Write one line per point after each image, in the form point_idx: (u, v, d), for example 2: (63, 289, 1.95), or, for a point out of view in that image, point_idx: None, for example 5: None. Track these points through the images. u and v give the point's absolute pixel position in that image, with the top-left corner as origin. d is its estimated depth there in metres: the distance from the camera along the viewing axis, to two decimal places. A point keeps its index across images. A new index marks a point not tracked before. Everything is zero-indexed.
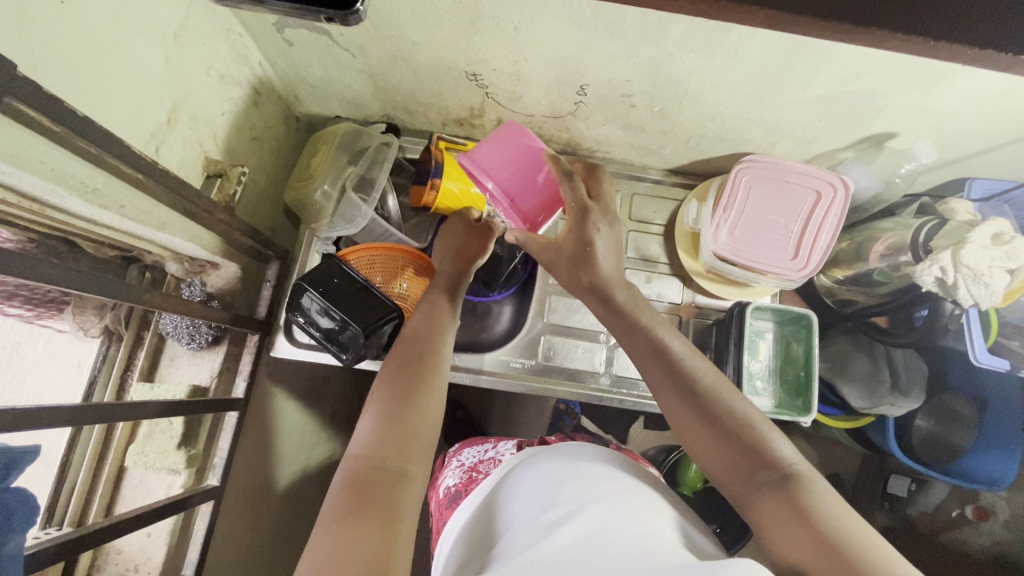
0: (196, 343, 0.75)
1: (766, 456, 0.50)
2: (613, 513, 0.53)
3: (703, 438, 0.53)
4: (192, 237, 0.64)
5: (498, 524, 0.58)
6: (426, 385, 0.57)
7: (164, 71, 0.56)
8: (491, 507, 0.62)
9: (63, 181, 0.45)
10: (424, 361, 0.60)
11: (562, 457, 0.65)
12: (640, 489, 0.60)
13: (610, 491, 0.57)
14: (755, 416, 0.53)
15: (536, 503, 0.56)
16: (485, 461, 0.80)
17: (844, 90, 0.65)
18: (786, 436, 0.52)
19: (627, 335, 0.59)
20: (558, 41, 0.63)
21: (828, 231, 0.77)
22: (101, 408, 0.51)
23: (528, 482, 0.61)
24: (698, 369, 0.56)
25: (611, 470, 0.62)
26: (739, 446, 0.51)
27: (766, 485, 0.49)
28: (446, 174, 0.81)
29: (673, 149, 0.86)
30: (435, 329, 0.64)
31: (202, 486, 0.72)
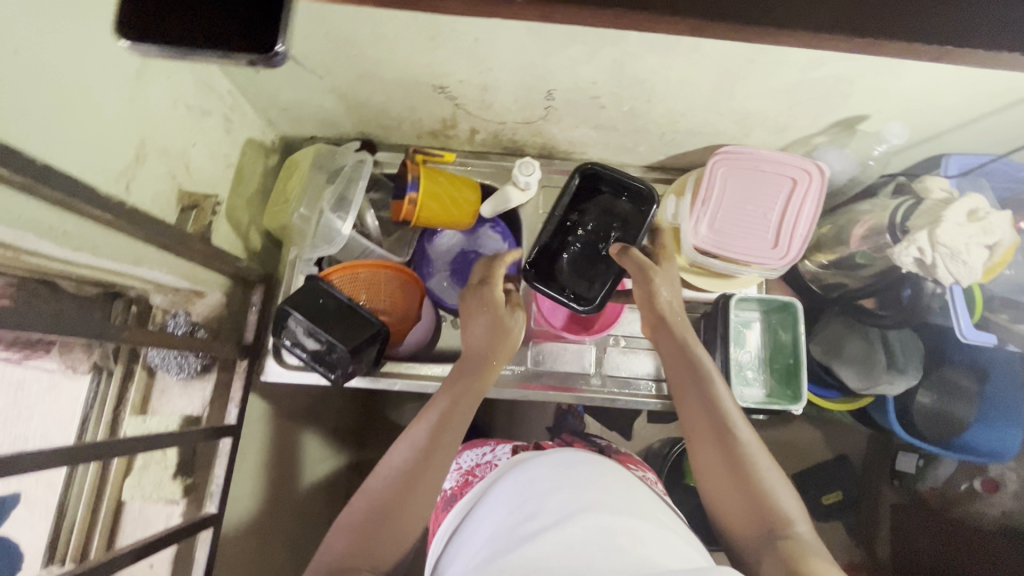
0: (185, 372, 0.77)
1: (771, 507, 0.56)
2: (595, 519, 0.54)
3: (724, 484, 0.60)
4: (171, 270, 0.64)
5: (483, 534, 0.59)
6: (416, 485, 0.57)
7: (129, 110, 0.56)
8: (479, 520, 0.63)
9: (31, 228, 0.46)
10: (432, 457, 0.59)
11: (553, 465, 0.66)
12: (626, 497, 0.60)
13: (595, 498, 0.58)
14: (771, 478, 0.59)
15: (521, 512, 0.58)
16: (481, 465, 0.79)
17: (809, 78, 0.65)
18: (799, 500, 0.58)
19: (680, 379, 0.69)
20: (519, 49, 0.63)
21: (805, 218, 0.77)
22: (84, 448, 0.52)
23: (517, 490, 0.63)
24: (738, 425, 0.63)
25: (602, 479, 0.63)
26: (750, 498, 0.58)
27: (763, 540, 0.55)
28: (423, 187, 0.81)
29: (649, 146, 0.86)
30: (451, 407, 0.63)
31: (199, 515, 0.73)
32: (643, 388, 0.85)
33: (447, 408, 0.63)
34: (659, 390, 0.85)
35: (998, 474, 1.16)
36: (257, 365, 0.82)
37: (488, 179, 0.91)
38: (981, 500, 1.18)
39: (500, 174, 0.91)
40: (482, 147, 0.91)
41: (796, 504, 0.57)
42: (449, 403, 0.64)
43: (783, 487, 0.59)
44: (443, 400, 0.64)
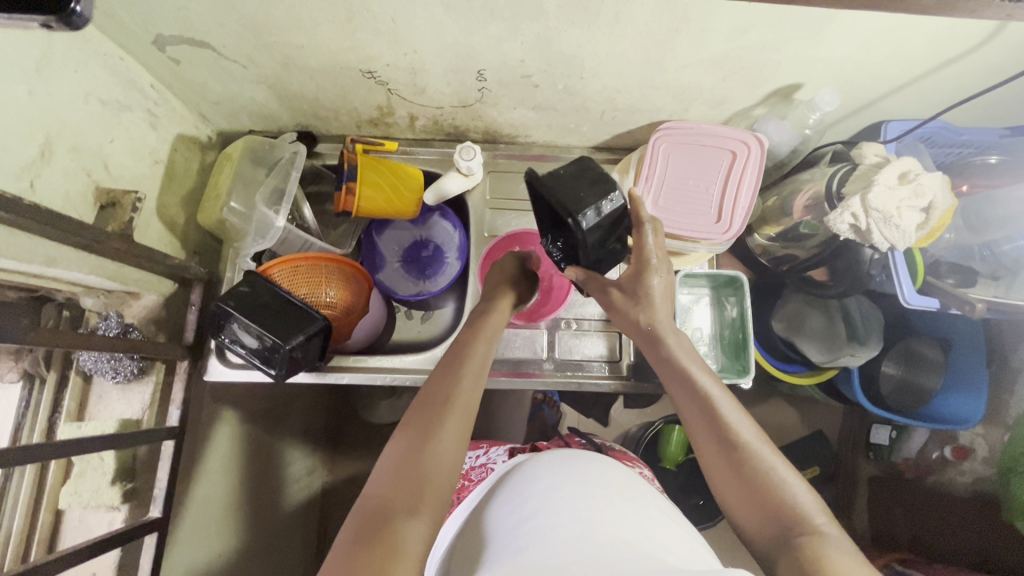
0: (121, 377, 0.73)
1: (787, 509, 0.55)
2: (603, 515, 0.53)
3: (732, 484, 0.58)
4: (93, 270, 0.62)
5: (483, 532, 0.58)
6: (440, 432, 0.56)
7: (30, 105, 0.54)
8: (478, 519, 0.61)
9: None
10: (453, 405, 0.59)
11: (554, 461, 0.65)
12: (627, 490, 0.60)
13: (600, 494, 0.57)
14: (782, 474, 0.57)
15: (521, 509, 0.56)
16: (476, 468, 0.80)
17: (735, 47, 0.64)
18: (814, 494, 0.56)
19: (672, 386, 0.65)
20: (440, 28, 0.62)
21: (747, 190, 0.76)
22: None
23: (514, 490, 0.61)
24: (738, 426, 0.60)
25: (603, 474, 0.62)
26: (764, 501, 0.56)
27: (781, 540, 0.53)
28: (360, 176, 0.80)
29: (591, 126, 0.84)
30: (458, 378, 0.61)
31: (142, 519, 0.71)
32: (595, 370, 0.85)
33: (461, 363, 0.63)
34: (614, 370, 0.85)
35: (969, 440, 1.14)
36: (200, 365, 0.80)
37: (433, 167, 0.90)
38: (951, 468, 1.15)
39: (445, 161, 0.90)
40: (425, 134, 0.89)
41: (811, 496, 0.56)
42: (463, 358, 0.64)
43: (795, 479, 0.57)
44: (453, 358, 0.64)
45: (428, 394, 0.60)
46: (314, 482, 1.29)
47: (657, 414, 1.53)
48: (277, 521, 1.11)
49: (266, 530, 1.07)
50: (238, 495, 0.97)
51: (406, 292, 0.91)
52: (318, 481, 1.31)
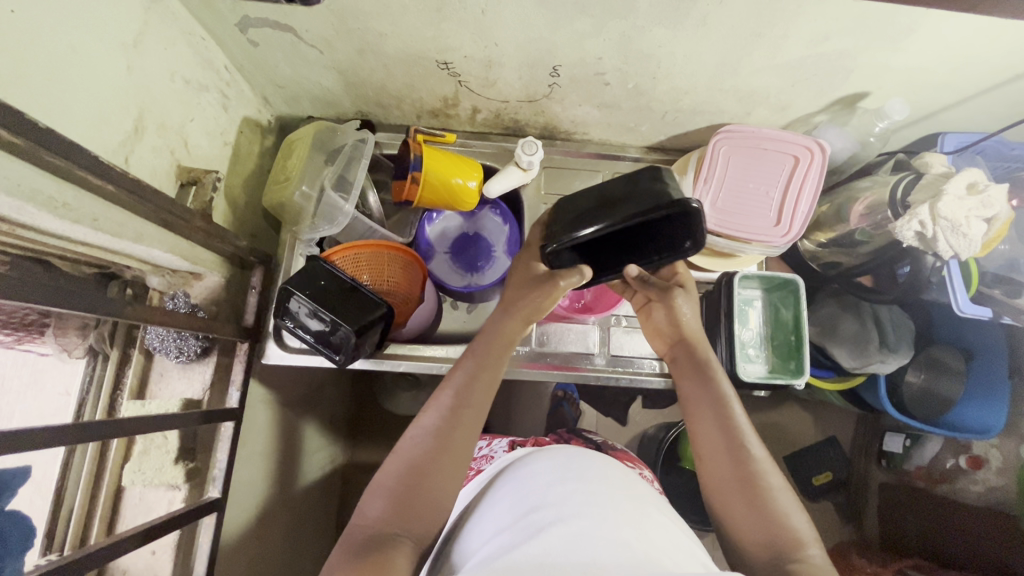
0: (184, 356, 0.73)
1: (785, 529, 0.56)
2: (602, 512, 0.52)
3: (735, 503, 0.59)
4: (170, 249, 0.62)
5: (483, 531, 0.57)
6: (434, 469, 0.57)
7: (127, 80, 0.54)
8: (482, 514, 0.60)
9: (32, 198, 0.44)
10: (450, 439, 0.59)
11: (558, 457, 0.64)
12: (629, 489, 0.59)
13: (602, 492, 0.56)
14: (784, 499, 0.59)
15: (524, 505, 0.56)
16: (479, 459, 0.80)
17: (814, 53, 0.65)
18: (811, 522, 0.57)
19: (694, 400, 0.68)
20: (527, 22, 0.63)
21: (807, 195, 0.78)
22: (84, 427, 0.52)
23: (516, 485, 0.61)
24: (753, 447, 0.62)
25: (604, 474, 0.61)
26: (765, 518, 0.57)
27: (774, 563, 0.54)
28: (426, 165, 0.80)
29: (650, 126, 0.86)
30: (463, 406, 0.61)
31: (203, 499, 0.71)
32: (647, 367, 0.86)
33: (459, 394, 0.62)
34: (663, 368, 0.85)
35: (983, 450, 1.12)
36: (258, 349, 0.80)
37: (489, 160, 0.90)
38: (964, 477, 1.14)
39: (502, 154, 0.90)
40: (483, 127, 0.90)
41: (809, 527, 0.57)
42: (461, 389, 0.62)
43: (797, 508, 0.58)
44: (455, 385, 0.63)
45: (434, 420, 0.60)
46: (336, 469, 1.29)
47: (676, 415, 1.54)
48: (304, 508, 1.12)
49: (294, 516, 1.07)
50: (272, 480, 0.97)
51: (455, 282, 0.91)
52: (339, 470, 1.31)
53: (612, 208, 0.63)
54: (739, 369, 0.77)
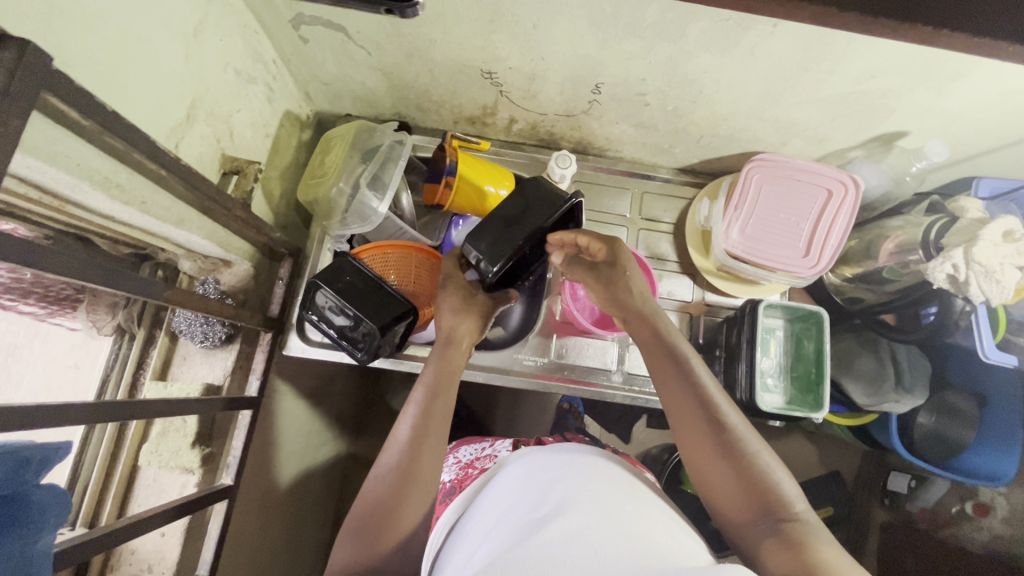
0: (209, 342, 0.74)
1: (774, 496, 0.54)
2: (603, 511, 0.50)
3: (720, 475, 0.56)
4: (207, 235, 0.63)
5: (477, 532, 0.55)
6: (400, 504, 0.56)
7: (185, 68, 0.56)
8: (479, 511, 0.58)
9: (88, 177, 0.45)
10: (415, 472, 0.58)
11: (552, 457, 0.62)
12: (629, 490, 0.57)
13: (600, 490, 0.54)
14: (767, 459, 0.56)
15: (525, 502, 0.54)
16: (482, 458, 0.80)
17: (858, 90, 0.66)
18: (795, 481, 0.55)
19: (658, 370, 0.64)
20: (576, 39, 0.64)
21: (839, 230, 0.78)
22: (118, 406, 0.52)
23: (515, 483, 0.59)
24: (725, 410, 0.59)
25: (603, 474, 0.59)
26: (751, 488, 0.54)
27: (769, 530, 0.52)
28: (461, 171, 0.81)
29: (684, 148, 0.86)
30: (421, 433, 0.61)
31: (216, 485, 0.71)
32: None
33: (418, 425, 0.61)
34: None
35: (990, 498, 1.12)
36: (280, 340, 0.81)
37: (521, 170, 0.91)
38: (970, 523, 1.14)
39: (533, 165, 0.91)
40: (517, 137, 0.91)
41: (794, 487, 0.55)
42: (418, 416, 0.61)
43: (783, 470, 0.56)
44: (412, 414, 0.62)
45: (396, 454, 0.60)
46: (337, 464, 1.29)
47: None
48: (304, 501, 1.11)
49: (292, 508, 1.07)
50: (276, 470, 0.98)
51: None
52: (340, 465, 1.31)
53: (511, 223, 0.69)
54: (758, 399, 0.77)
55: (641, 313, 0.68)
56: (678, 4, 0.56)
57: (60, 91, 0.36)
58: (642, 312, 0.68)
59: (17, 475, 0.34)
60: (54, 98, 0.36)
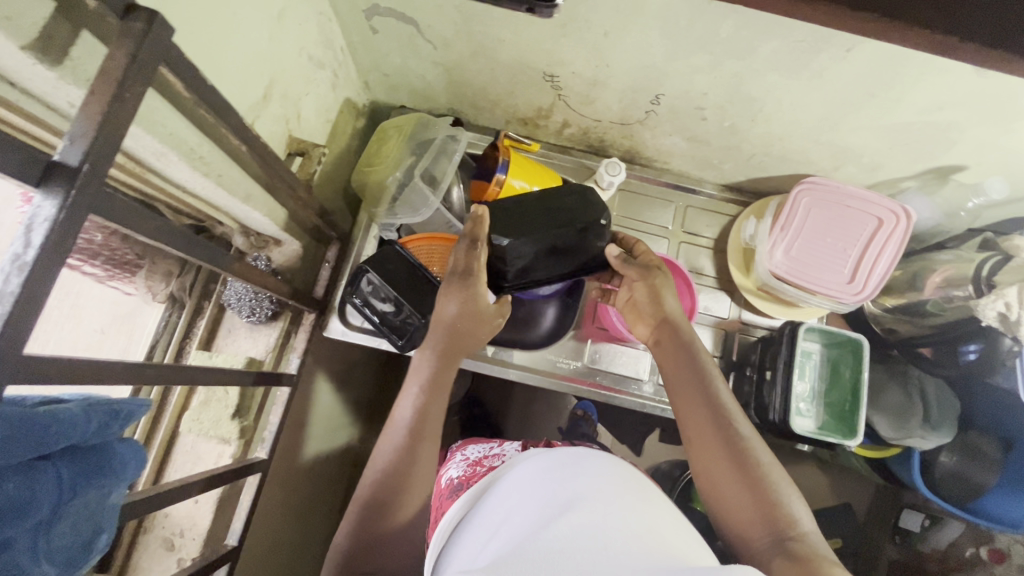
0: (255, 317, 0.75)
1: (779, 509, 0.52)
2: (617, 511, 0.45)
3: (729, 483, 0.55)
4: (267, 212, 0.65)
5: (483, 530, 0.51)
6: (399, 490, 0.61)
7: (267, 50, 0.57)
8: (487, 512, 0.53)
9: (176, 147, 0.46)
10: (410, 458, 0.62)
11: (562, 454, 0.57)
12: (643, 491, 0.52)
13: (613, 489, 0.49)
14: (778, 476, 0.55)
15: (534, 500, 0.49)
16: (490, 456, 0.76)
17: (923, 121, 0.66)
18: (807, 506, 0.53)
19: (676, 374, 0.65)
20: (645, 50, 0.64)
21: (886, 260, 0.77)
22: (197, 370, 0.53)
23: (524, 482, 0.55)
24: (740, 421, 0.59)
25: (618, 474, 0.54)
26: (757, 498, 0.53)
27: (771, 541, 0.50)
28: (511, 171, 0.81)
29: (733, 165, 0.86)
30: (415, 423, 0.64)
31: (250, 458, 0.72)
32: None
33: (415, 416, 0.64)
34: None
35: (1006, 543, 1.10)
36: (321, 321, 0.82)
37: (567, 174, 0.92)
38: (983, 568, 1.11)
39: (580, 170, 0.92)
40: (566, 142, 0.92)
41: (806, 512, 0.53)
42: (418, 407, 0.64)
43: (795, 491, 0.54)
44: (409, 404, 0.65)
45: (393, 442, 0.63)
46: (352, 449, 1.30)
47: None
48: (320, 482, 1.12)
49: (308, 489, 1.08)
50: (298, 449, 0.99)
51: None
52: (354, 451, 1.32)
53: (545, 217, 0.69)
54: (792, 422, 0.77)
55: (672, 319, 0.69)
56: (754, 22, 0.56)
57: (173, 64, 0.37)
58: (670, 319, 0.69)
59: (106, 429, 0.34)
60: (166, 69, 0.38)
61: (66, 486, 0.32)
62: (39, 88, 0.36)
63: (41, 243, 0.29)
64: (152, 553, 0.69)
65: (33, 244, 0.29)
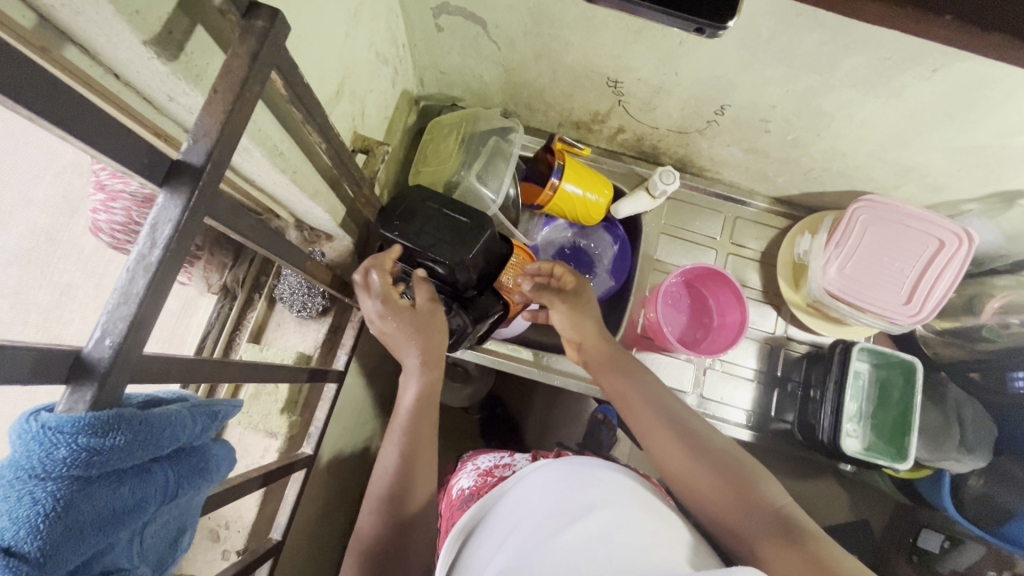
0: (306, 312, 0.75)
1: (758, 493, 0.52)
2: (622, 522, 0.46)
3: (705, 482, 0.55)
4: (329, 208, 0.64)
5: (489, 545, 0.51)
6: (415, 487, 0.60)
7: (342, 46, 0.57)
8: (499, 522, 0.54)
9: (262, 143, 0.46)
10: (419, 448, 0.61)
11: (560, 463, 0.58)
12: (649, 501, 0.53)
13: (617, 499, 0.50)
14: (747, 462, 0.56)
15: (542, 510, 0.50)
16: (502, 467, 0.75)
17: (1001, 144, 0.64)
18: (776, 479, 0.54)
19: (620, 392, 0.67)
20: (719, 61, 0.63)
21: (945, 282, 0.76)
22: (269, 368, 0.52)
23: (528, 491, 0.55)
24: (696, 423, 0.61)
25: (625, 485, 0.54)
26: (732, 488, 0.53)
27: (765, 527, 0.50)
28: (565, 176, 0.81)
29: (789, 178, 0.85)
30: (417, 413, 0.63)
31: (297, 453, 0.72)
32: (734, 417, 0.85)
33: (417, 405, 0.63)
34: (748, 420, 0.86)
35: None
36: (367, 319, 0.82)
37: (617, 180, 0.91)
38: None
39: (629, 177, 0.91)
40: (617, 147, 0.91)
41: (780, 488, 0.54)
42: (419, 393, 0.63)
43: (767, 474, 0.55)
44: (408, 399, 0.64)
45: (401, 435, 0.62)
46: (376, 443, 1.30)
47: None
48: (347, 475, 1.12)
49: (336, 481, 1.08)
50: (331, 441, 0.99)
51: None
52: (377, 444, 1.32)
53: (448, 245, 0.65)
54: (841, 443, 0.76)
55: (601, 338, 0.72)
56: (842, 36, 0.55)
57: (281, 63, 0.37)
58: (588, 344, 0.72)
59: (205, 429, 0.34)
60: (274, 68, 0.37)
61: (169, 491, 0.32)
62: (147, 81, 0.36)
63: (166, 243, 0.29)
64: (198, 544, 0.69)
65: (158, 244, 0.28)
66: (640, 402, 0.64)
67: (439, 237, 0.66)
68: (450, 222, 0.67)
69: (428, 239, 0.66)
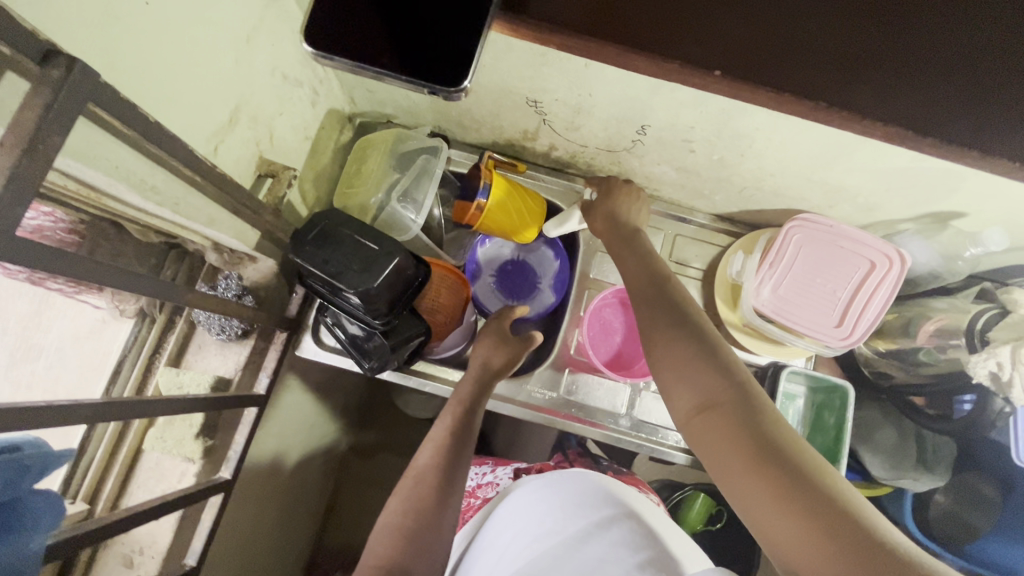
0: (225, 335, 0.74)
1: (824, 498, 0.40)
2: (589, 537, 0.60)
3: (750, 472, 0.43)
4: (236, 234, 0.63)
5: (490, 547, 0.66)
6: (438, 492, 0.65)
7: (233, 73, 0.56)
8: (490, 534, 0.68)
9: (125, 178, 0.45)
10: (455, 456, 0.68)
11: (545, 477, 0.72)
12: (621, 505, 0.66)
13: (589, 512, 0.64)
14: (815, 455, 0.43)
15: (531, 526, 0.63)
16: (484, 487, 0.84)
17: (919, 166, 0.62)
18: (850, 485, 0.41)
19: (655, 335, 0.53)
20: (628, 83, 0.62)
21: (876, 304, 0.74)
22: (137, 404, 0.51)
23: (519, 501, 0.70)
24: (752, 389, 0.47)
25: (598, 494, 0.67)
26: (789, 486, 0.41)
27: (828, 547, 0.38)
28: (493, 195, 0.78)
29: (725, 196, 0.83)
30: (458, 428, 0.70)
31: (214, 478, 0.72)
32: (670, 440, 0.82)
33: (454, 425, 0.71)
34: None
35: None
36: (294, 340, 0.81)
37: (554, 197, 0.90)
38: None
39: (567, 194, 0.89)
40: (555, 164, 0.89)
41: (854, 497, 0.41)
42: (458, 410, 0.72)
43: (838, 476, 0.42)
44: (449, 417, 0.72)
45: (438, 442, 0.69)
46: (334, 457, 1.29)
47: None
48: (298, 491, 1.12)
49: (286, 496, 1.08)
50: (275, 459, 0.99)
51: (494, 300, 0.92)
52: (336, 457, 1.31)
53: (353, 272, 0.65)
54: None
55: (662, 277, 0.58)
56: None
57: (106, 105, 0.36)
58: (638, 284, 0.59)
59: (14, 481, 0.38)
60: (100, 110, 0.36)
61: None
62: None
63: None
64: (113, 569, 0.69)
65: None
66: (679, 351, 0.51)
67: (343, 261, 0.65)
68: (355, 246, 0.66)
69: (332, 264, 0.65)
